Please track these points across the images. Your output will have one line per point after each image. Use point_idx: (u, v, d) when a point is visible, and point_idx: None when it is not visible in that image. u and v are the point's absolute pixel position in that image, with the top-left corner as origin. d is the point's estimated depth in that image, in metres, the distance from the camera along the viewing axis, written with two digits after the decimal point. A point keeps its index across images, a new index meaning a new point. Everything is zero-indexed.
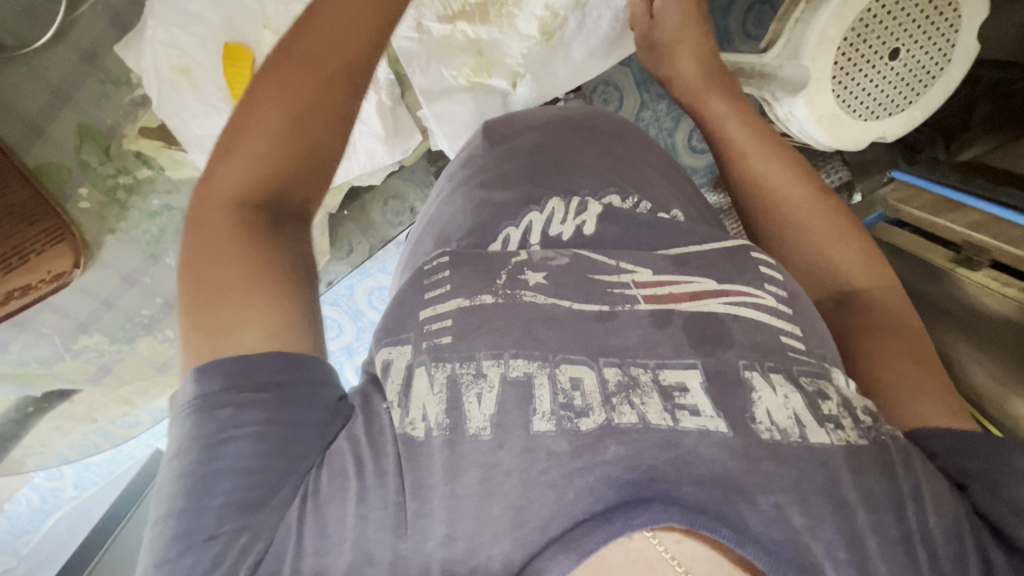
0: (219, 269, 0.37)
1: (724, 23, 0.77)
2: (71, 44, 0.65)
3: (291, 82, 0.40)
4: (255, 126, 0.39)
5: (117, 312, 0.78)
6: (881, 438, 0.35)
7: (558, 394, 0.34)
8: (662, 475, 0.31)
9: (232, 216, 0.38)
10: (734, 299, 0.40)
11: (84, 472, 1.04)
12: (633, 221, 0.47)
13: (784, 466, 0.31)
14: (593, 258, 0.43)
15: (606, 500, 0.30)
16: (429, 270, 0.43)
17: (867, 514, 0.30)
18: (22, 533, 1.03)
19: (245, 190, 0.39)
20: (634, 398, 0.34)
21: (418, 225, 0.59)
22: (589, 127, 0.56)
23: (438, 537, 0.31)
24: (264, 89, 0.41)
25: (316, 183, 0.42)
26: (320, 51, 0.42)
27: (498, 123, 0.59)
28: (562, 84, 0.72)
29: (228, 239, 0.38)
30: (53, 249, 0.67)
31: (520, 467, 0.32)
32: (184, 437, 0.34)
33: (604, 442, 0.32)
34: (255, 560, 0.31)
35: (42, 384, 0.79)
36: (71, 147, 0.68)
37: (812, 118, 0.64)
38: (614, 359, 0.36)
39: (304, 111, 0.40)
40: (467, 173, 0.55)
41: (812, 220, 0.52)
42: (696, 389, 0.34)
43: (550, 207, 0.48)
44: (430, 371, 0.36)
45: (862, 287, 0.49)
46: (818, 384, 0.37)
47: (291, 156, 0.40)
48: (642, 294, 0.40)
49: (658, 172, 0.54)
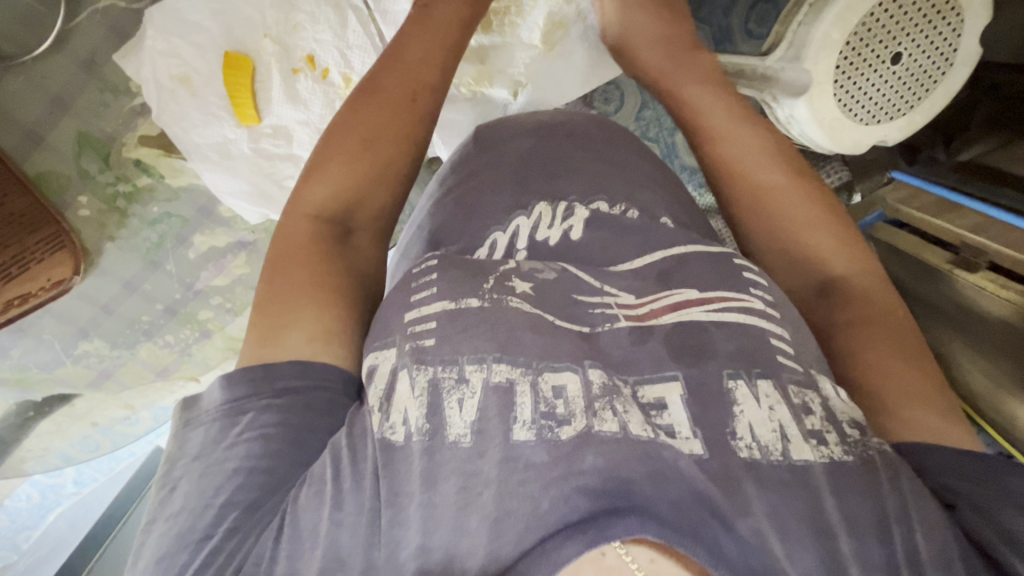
0: (292, 274, 0.41)
1: (725, 22, 0.77)
2: (71, 53, 0.64)
3: (370, 113, 0.47)
4: (337, 150, 0.46)
5: (117, 319, 0.78)
6: (867, 453, 0.34)
7: (540, 403, 0.34)
8: (640, 490, 0.31)
9: (309, 227, 0.43)
10: (715, 305, 0.40)
11: (84, 470, 1.05)
12: (621, 227, 0.47)
13: (762, 489, 0.31)
14: (578, 277, 0.43)
15: (583, 509, 0.30)
16: (416, 274, 0.43)
17: (850, 540, 0.30)
18: (22, 528, 1.03)
19: (323, 206, 0.44)
20: (616, 406, 0.34)
21: (408, 229, 0.58)
22: (581, 132, 0.56)
23: (411, 548, 0.30)
24: (346, 119, 0.47)
25: (385, 200, 0.48)
26: (396, 90, 0.49)
27: (488, 126, 0.59)
28: (568, 92, 0.71)
29: (302, 246, 0.42)
30: (51, 257, 0.67)
31: (499, 477, 0.31)
32: (203, 436, 0.36)
33: (582, 452, 0.32)
34: (236, 566, 0.31)
35: (42, 389, 0.79)
36: (71, 155, 0.68)
37: (813, 121, 0.64)
38: (598, 363, 0.37)
39: (379, 136, 0.47)
40: (459, 177, 0.55)
41: (787, 206, 0.51)
42: (675, 406, 0.35)
43: (538, 211, 0.48)
44: (413, 374, 0.36)
45: (839, 274, 0.48)
46: (804, 396, 0.36)
47: (365, 174, 0.46)
48: (623, 313, 0.41)
49: (650, 177, 0.54)
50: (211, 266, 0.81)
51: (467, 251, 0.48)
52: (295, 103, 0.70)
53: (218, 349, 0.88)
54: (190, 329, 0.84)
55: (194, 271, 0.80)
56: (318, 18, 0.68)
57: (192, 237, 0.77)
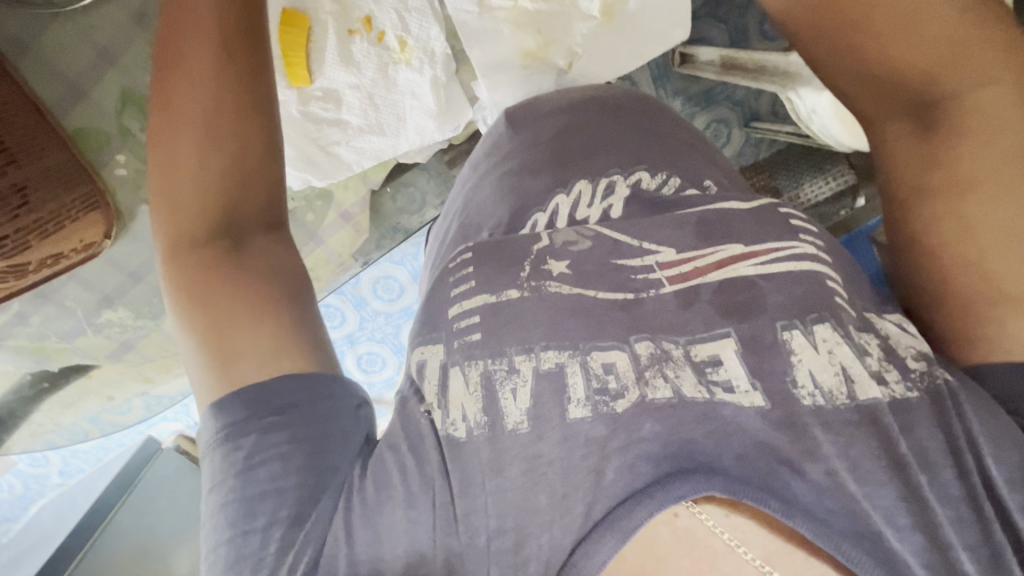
0: (206, 307, 0.37)
1: (741, 22, 0.81)
2: (122, 6, 0.63)
3: (183, 116, 0.39)
4: (173, 174, 0.39)
5: (146, 286, 0.75)
6: (935, 382, 0.35)
7: (591, 380, 0.35)
8: (702, 448, 0.33)
9: (194, 256, 0.38)
10: (764, 259, 0.40)
11: (71, 460, 1.11)
12: (659, 204, 0.48)
13: (829, 431, 0.33)
14: (618, 240, 0.42)
15: (645, 476, 0.33)
16: (454, 266, 0.43)
17: (925, 475, 0.32)
18: (5, 521, 1.13)
19: (188, 236, 0.39)
20: (668, 371, 0.36)
21: (445, 214, 0.60)
22: (614, 105, 0.57)
23: (489, 530, 0.33)
24: (162, 133, 0.40)
25: (260, 193, 0.41)
26: (189, 75, 0.40)
27: (519, 109, 0.60)
28: (621, 66, 0.71)
29: (193, 285, 0.38)
30: (86, 217, 0.63)
31: (561, 456, 0.34)
32: (218, 468, 0.35)
33: (640, 420, 0.34)
34: (313, 559, 0.33)
35: (60, 359, 0.76)
36: (112, 112, 0.65)
37: (834, 116, 0.65)
38: (645, 333, 0.38)
39: (207, 133, 0.39)
40: (495, 160, 0.55)
41: (905, 55, 0.40)
42: (730, 361, 0.36)
43: (577, 189, 0.49)
44: (465, 370, 0.37)
45: (956, 124, 0.40)
46: (864, 338, 0.37)
47: (218, 181, 0.39)
48: (666, 277, 0.40)
49: (688, 146, 0.54)
50: None
51: (510, 233, 0.48)
52: (348, 65, 0.69)
53: None
54: None
55: None
56: None
57: None
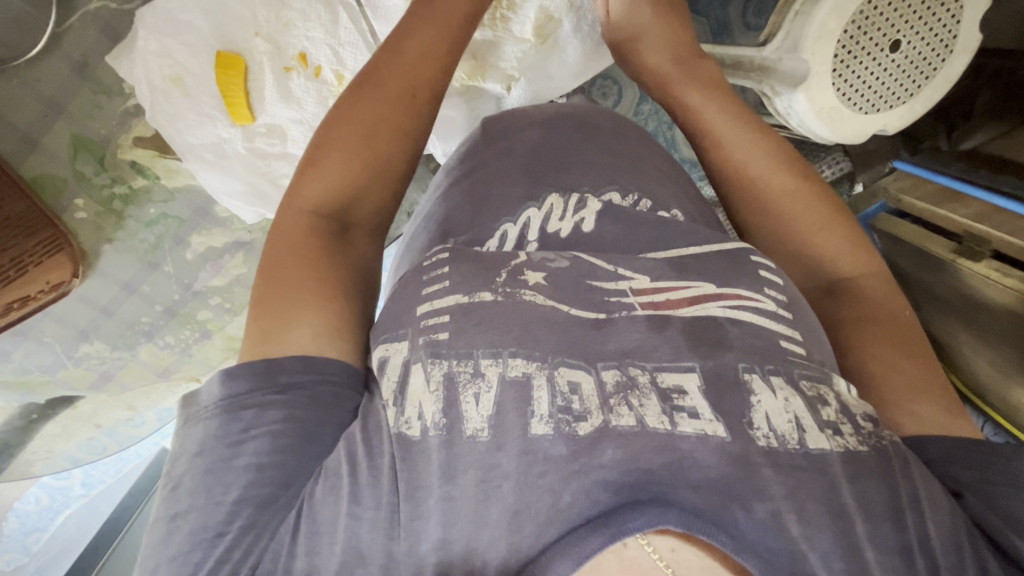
0: (281, 268, 0.43)
1: (723, 15, 0.80)
2: (63, 55, 0.68)
3: (371, 106, 0.49)
4: (336, 141, 0.48)
5: (117, 321, 0.83)
6: (882, 444, 0.37)
7: (557, 397, 0.36)
8: (659, 479, 0.33)
9: (305, 221, 0.45)
10: (732, 302, 0.42)
11: (91, 472, 1.10)
12: (634, 219, 0.49)
13: (781, 473, 0.33)
14: (592, 263, 0.45)
15: (603, 504, 0.32)
16: (428, 266, 0.45)
17: (865, 523, 0.32)
18: (32, 530, 1.07)
19: (321, 202, 0.46)
20: (633, 400, 0.36)
21: (413, 221, 0.61)
22: (592, 125, 0.58)
23: (432, 541, 0.33)
24: (348, 106, 0.49)
25: (379, 199, 0.49)
26: (395, 86, 0.50)
27: (497, 119, 0.61)
28: (556, 87, 0.74)
29: (301, 243, 0.44)
30: (50, 259, 0.71)
31: (519, 469, 0.33)
32: (203, 434, 0.37)
33: (602, 445, 0.34)
34: (254, 561, 0.34)
35: (45, 391, 0.84)
36: (66, 158, 0.72)
37: (813, 111, 0.64)
38: (612, 362, 0.39)
39: (378, 128, 0.49)
40: (463, 170, 0.57)
41: (806, 222, 0.53)
42: (694, 392, 0.37)
43: (549, 203, 0.50)
44: (427, 368, 0.38)
45: (848, 276, 0.51)
46: (818, 389, 0.39)
47: (363, 166, 0.48)
48: (639, 301, 0.42)
49: (662, 174, 0.56)
50: (208, 267, 0.86)
51: (474, 243, 0.49)
52: (289, 102, 0.75)
53: (218, 348, 0.93)
54: (190, 330, 0.89)
55: (192, 272, 0.85)
56: (309, 17, 0.72)
57: (189, 238, 0.82)
